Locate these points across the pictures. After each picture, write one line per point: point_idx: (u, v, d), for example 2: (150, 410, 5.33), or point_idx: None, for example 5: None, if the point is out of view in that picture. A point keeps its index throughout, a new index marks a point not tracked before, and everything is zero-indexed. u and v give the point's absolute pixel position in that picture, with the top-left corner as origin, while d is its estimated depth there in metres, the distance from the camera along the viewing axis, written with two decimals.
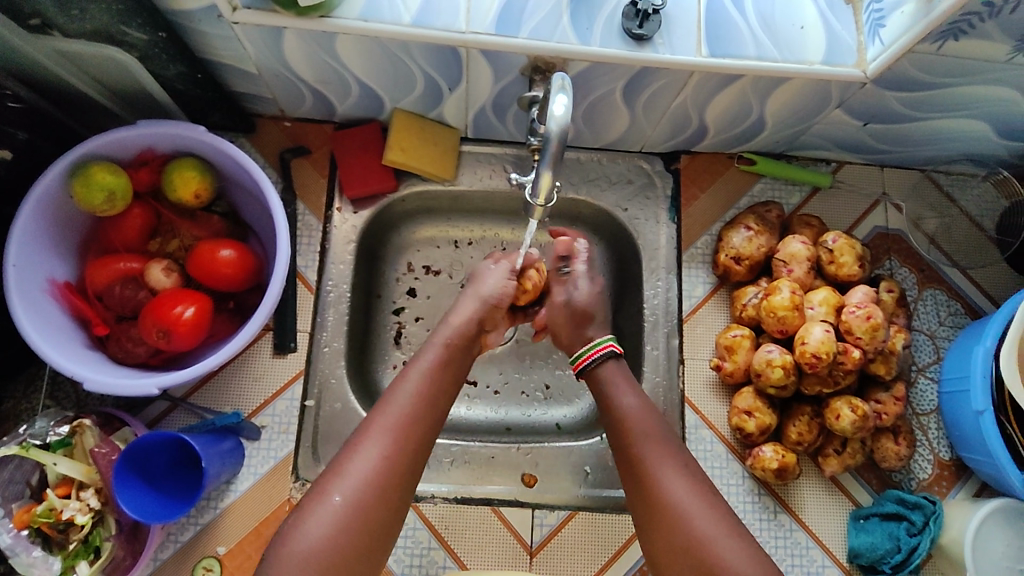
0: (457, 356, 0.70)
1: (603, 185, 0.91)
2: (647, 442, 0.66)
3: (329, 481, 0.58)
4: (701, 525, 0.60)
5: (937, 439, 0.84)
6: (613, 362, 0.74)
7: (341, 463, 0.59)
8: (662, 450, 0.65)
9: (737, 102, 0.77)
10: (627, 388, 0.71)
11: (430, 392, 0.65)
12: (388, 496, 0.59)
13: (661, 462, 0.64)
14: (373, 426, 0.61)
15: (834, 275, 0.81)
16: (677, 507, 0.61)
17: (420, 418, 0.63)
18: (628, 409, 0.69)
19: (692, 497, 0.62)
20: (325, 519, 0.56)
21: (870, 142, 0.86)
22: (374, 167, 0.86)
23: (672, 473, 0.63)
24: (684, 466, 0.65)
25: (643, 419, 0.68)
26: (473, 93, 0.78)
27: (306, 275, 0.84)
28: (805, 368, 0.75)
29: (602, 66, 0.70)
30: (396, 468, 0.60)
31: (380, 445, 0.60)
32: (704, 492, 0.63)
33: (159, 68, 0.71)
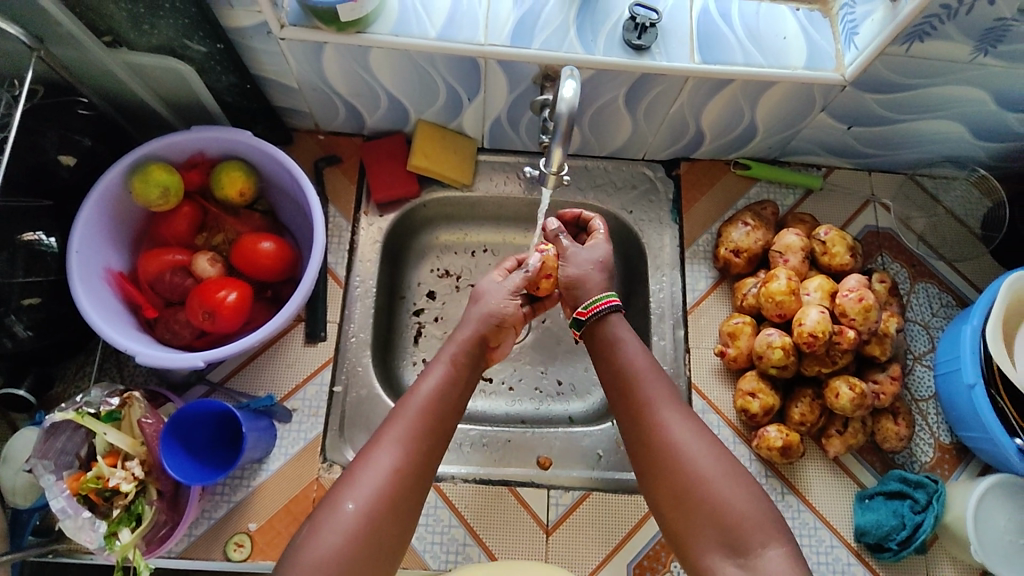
0: (464, 373, 0.74)
1: (610, 190, 0.98)
2: (649, 388, 0.71)
3: (341, 492, 0.62)
4: (702, 466, 0.65)
5: (937, 422, 0.87)
6: (618, 316, 0.78)
7: (352, 475, 0.62)
8: (663, 395, 0.70)
9: (730, 106, 0.85)
10: (632, 338, 0.76)
11: (436, 407, 0.68)
12: (396, 508, 0.62)
13: (663, 407, 0.69)
14: (384, 440, 0.65)
15: (828, 265, 0.87)
16: (680, 451, 0.66)
17: (428, 430, 0.67)
18: (632, 357, 0.74)
19: (693, 440, 0.67)
20: (338, 528, 0.59)
21: (855, 146, 0.93)
22: (399, 173, 0.93)
23: (674, 418, 0.68)
24: (686, 411, 0.69)
25: (645, 367, 0.73)
26: (490, 102, 0.86)
27: (336, 271, 0.91)
28: (804, 348, 0.80)
29: (606, 73, 0.79)
30: (403, 479, 0.63)
31: (389, 459, 0.63)
32: (705, 435, 0.67)
33: (213, 80, 0.80)
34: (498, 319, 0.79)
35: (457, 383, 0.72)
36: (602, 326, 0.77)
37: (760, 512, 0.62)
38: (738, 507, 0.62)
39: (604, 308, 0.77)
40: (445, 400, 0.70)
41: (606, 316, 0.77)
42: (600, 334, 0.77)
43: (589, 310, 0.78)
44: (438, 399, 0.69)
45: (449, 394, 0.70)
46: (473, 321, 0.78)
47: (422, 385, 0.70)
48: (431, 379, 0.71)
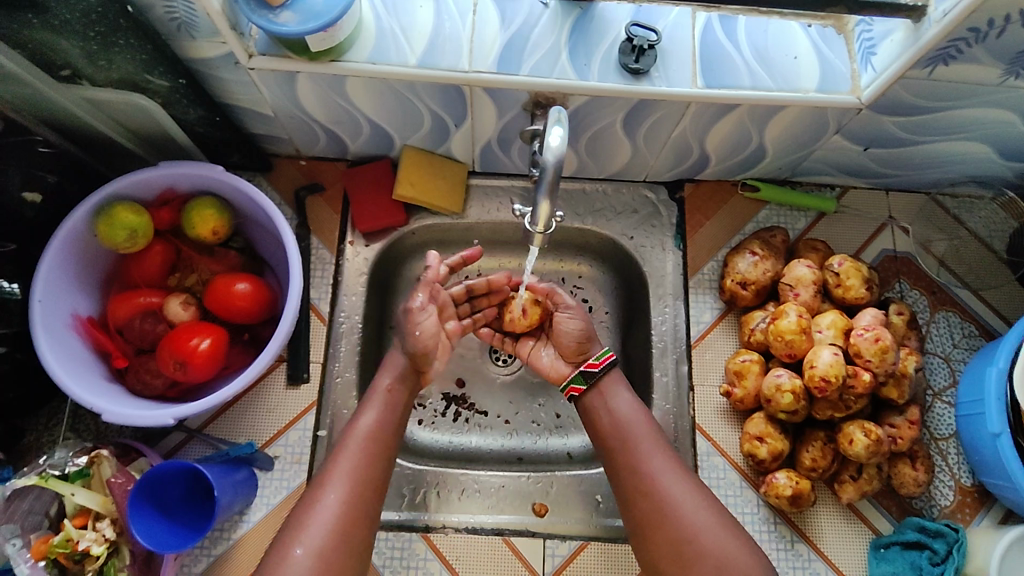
0: (401, 400, 0.75)
1: (609, 215, 0.92)
2: (644, 443, 0.71)
3: (290, 537, 0.62)
4: (699, 524, 0.66)
5: (957, 463, 0.82)
6: (620, 371, 0.79)
7: (299, 518, 0.64)
8: (659, 448, 0.71)
9: (736, 130, 0.79)
10: (625, 390, 0.76)
11: (377, 441, 0.70)
12: (350, 546, 0.64)
13: (659, 463, 0.70)
14: (329, 480, 0.66)
15: (841, 298, 0.81)
16: (675, 505, 0.67)
17: (372, 462, 0.68)
18: (623, 409, 0.74)
19: (691, 498, 0.67)
20: (296, 575, 0.60)
21: (872, 166, 0.87)
22: (385, 201, 0.88)
23: (670, 474, 0.69)
24: (681, 467, 0.70)
25: (640, 421, 0.73)
26: (478, 128, 0.81)
27: (320, 307, 0.86)
28: (815, 392, 0.75)
29: (601, 100, 0.73)
30: (353, 514, 0.65)
31: (339, 494, 0.65)
32: (703, 494, 0.68)
33: (181, 112, 0.75)
34: (416, 350, 0.77)
35: (398, 416, 0.74)
36: (598, 381, 0.77)
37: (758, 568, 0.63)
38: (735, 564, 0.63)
39: (610, 363, 0.78)
40: (387, 432, 0.71)
41: (612, 370, 0.78)
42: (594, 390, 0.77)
43: (602, 361, 0.78)
44: (380, 436, 0.70)
45: (389, 425, 0.72)
46: (394, 354, 0.78)
47: (359, 416, 0.71)
48: (369, 413, 0.72)
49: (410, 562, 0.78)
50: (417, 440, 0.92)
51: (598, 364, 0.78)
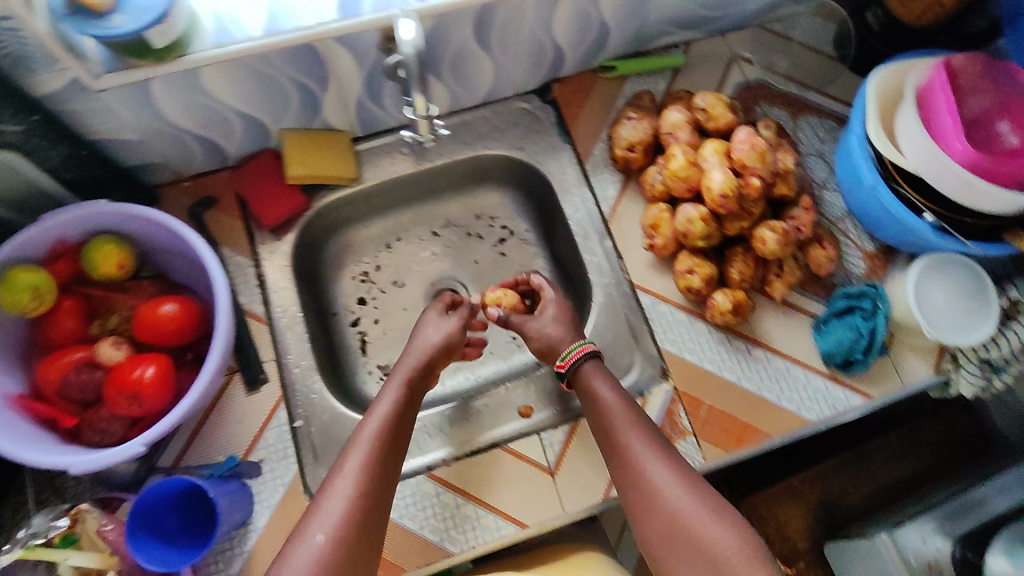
0: (413, 402, 0.74)
1: (495, 135, 0.97)
2: (629, 433, 0.69)
3: (309, 526, 0.60)
4: (678, 504, 0.62)
5: (858, 235, 0.91)
6: (593, 366, 0.77)
7: (316, 507, 0.61)
8: (639, 437, 0.69)
9: (575, 11, 0.85)
10: (609, 392, 0.74)
11: (388, 437, 0.69)
12: (363, 532, 0.61)
13: (644, 458, 0.67)
14: (347, 466, 0.65)
15: (715, 130, 0.88)
16: (655, 491, 0.64)
17: (385, 454, 0.67)
18: (606, 403, 0.73)
19: (670, 479, 0.64)
20: (309, 561, 0.57)
21: (702, 13, 0.95)
22: (279, 189, 0.89)
23: (650, 457, 0.67)
24: (668, 457, 0.67)
25: (623, 412, 0.72)
26: (344, 85, 0.83)
27: (253, 309, 0.85)
28: (720, 212, 0.82)
29: (445, 16, 0.77)
30: (369, 499, 0.63)
31: (347, 490, 0.62)
32: (692, 487, 0.64)
33: (44, 159, 0.71)
34: (442, 345, 0.81)
35: (401, 418, 0.72)
36: (579, 379, 0.77)
37: (744, 544, 0.58)
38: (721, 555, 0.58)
39: (578, 356, 0.78)
40: (392, 439, 0.69)
41: (581, 366, 0.77)
42: (581, 386, 0.77)
43: (568, 362, 0.78)
44: (392, 425, 0.70)
45: (399, 419, 0.71)
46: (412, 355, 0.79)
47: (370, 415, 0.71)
48: (383, 406, 0.72)
49: (424, 504, 0.78)
50: None
51: (563, 366, 0.78)
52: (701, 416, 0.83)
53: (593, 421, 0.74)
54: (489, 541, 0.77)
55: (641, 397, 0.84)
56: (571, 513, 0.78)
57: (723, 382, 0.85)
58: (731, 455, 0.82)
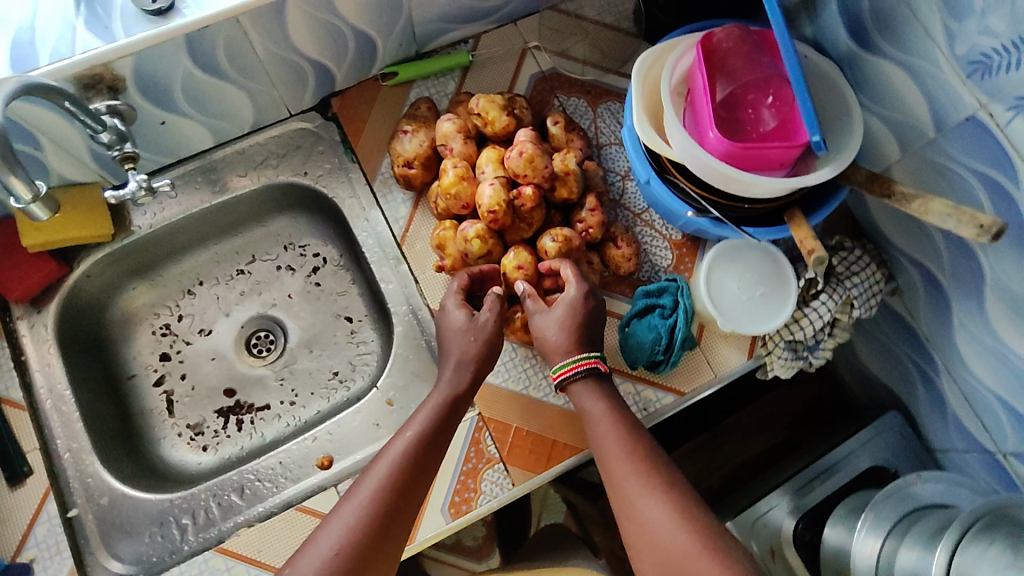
0: (452, 421, 0.72)
1: (274, 162, 0.91)
2: (618, 463, 0.66)
3: (319, 531, 0.62)
4: (675, 546, 0.59)
5: (664, 225, 0.87)
6: (585, 382, 0.73)
7: (329, 516, 0.63)
8: (630, 469, 0.65)
9: (315, 25, 0.77)
10: (603, 406, 0.71)
11: (415, 458, 0.67)
12: (374, 544, 0.61)
13: (634, 485, 0.64)
14: (364, 480, 0.65)
15: (494, 135, 0.82)
16: (652, 532, 0.61)
17: (411, 466, 0.66)
18: (596, 431, 0.70)
19: (668, 519, 0.61)
20: (315, 561, 0.59)
21: (476, 5, 0.88)
22: (25, 259, 0.80)
23: (642, 492, 0.63)
24: (659, 483, 0.64)
25: (613, 436, 0.68)
26: (64, 139, 0.75)
27: (11, 395, 0.78)
28: (495, 227, 0.77)
29: (149, 53, 0.69)
30: (381, 512, 0.63)
31: (359, 502, 0.63)
32: (682, 517, 0.61)
33: None
34: (466, 353, 0.74)
35: (437, 432, 0.70)
36: (573, 394, 0.73)
37: None
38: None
39: (577, 371, 0.72)
40: (425, 453, 0.68)
41: (580, 376, 0.72)
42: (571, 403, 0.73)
43: (565, 374, 0.72)
44: (427, 440, 0.69)
45: (440, 429, 0.70)
46: (461, 371, 0.73)
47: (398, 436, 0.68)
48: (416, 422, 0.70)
49: None
50: (203, 468, 0.88)
51: (558, 377, 0.73)
52: (508, 441, 0.79)
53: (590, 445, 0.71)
54: None
55: None
56: None
57: (530, 400, 0.81)
58: (541, 479, 0.78)
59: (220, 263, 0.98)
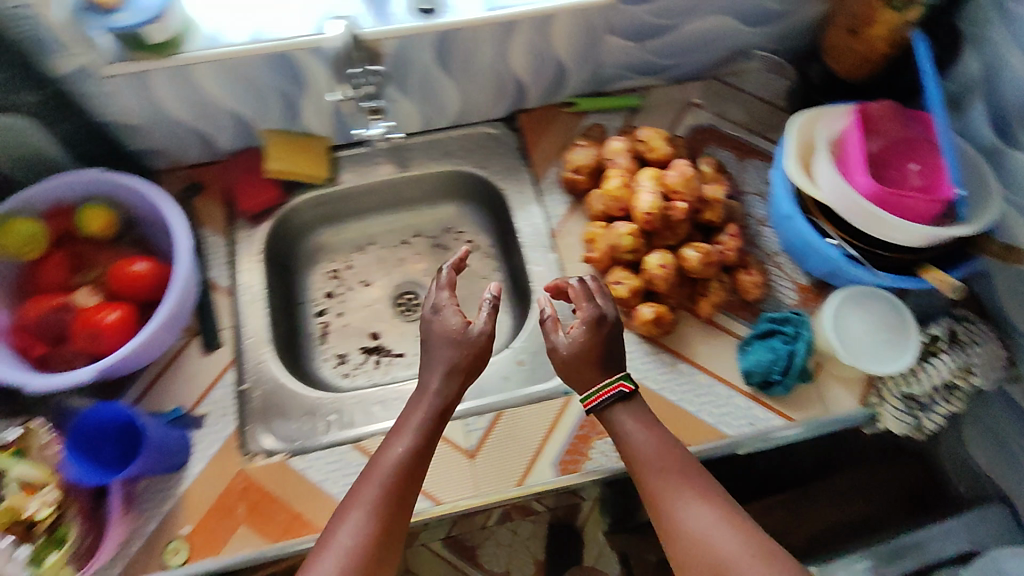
0: (435, 425, 0.77)
1: (461, 154, 1.08)
2: (663, 481, 0.73)
3: (337, 524, 0.69)
4: (726, 550, 0.68)
5: (791, 268, 0.95)
6: (625, 404, 0.79)
7: (343, 511, 0.70)
8: (678, 484, 0.73)
9: (532, 48, 0.95)
10: (636, 428, 0.78)
11: (411, 464, 0.73)
12: (387, 535, 0.69)
13: (677, 500, 0.72)
14: (366, 486, 0.71)
15: (652, 160, 0.95)
16: (701, 537, 0.69)
17: (393, 483, 0.71)
18: (639, 447, 0.76)
19: (716, 526, 0.70)
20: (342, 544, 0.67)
21: (657, 60, 1.05)
22: (259, 181, 0.99)
23: (687, 506, 0.71)
24: (701, 494, 0.72)
25: (659, 454, 0.75)
26: (322, 94, 0.94)
27: (219, 282, 0.95)
28: (648, 229, 0.89)
29: (409, 40, 0.88)
30: (388, 512, 0.70)
31: (376, 496, 0.70)
32: (729, 521, 0.70)
33: (57, 129, 0.84)
34: (457, 362, 0.79)
35: (427, 440, 0.76)
36: (606, 415, 0.79)
37: None
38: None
39: (609, 396, 0.78)
40: (411, 461, 0.73)
41: (614, 402, 0.79)
42: (607, 423, 0.80)
43: (591, 403, 0.79)
44: (416, 451, 0.74)
45: (427, 438, 0.75)
46: (453, 377, 0.79)
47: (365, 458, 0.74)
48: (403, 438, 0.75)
49: (346, 471, 0.84)
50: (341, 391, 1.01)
51: (589, 405, 0.80)
52: None
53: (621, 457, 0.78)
54: None
55: (565, 396, 0.89)
56: (481, 496, 0.83)
57: (647, 389, 0.89)
58: None
59: (391, 229, 1.14)
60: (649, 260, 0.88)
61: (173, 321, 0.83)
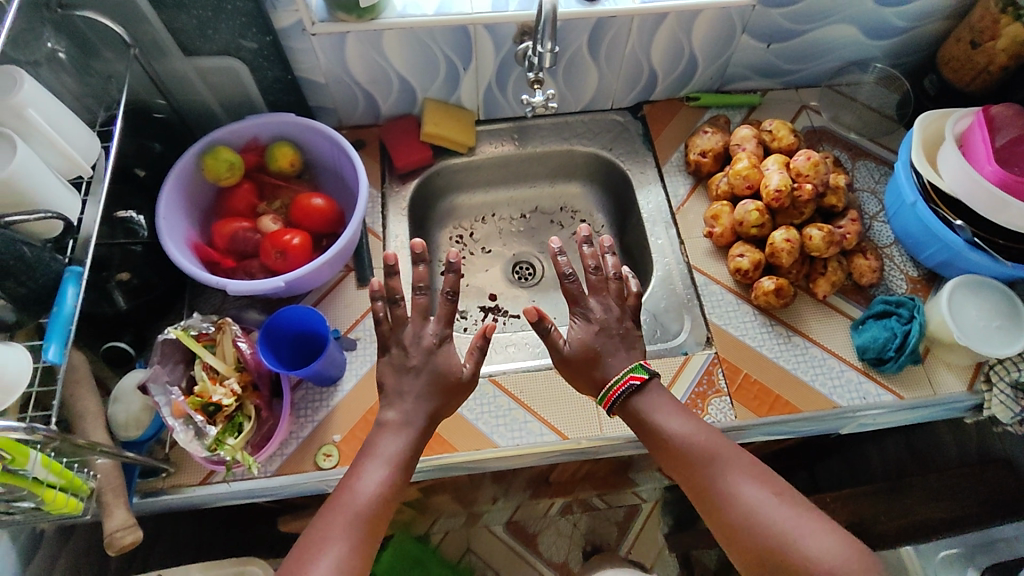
0: (413, 445, 0.77)
1: (589, 136, 1.18)
2: (711, 464, 0.74)
3: (327, 524, 0.69)
4: (781, 526, 0.69)
5: (903, 261, 1.01)
6: (642, 399, 0.80)
7: (324, 517, 0.70)
8: (724, 465, 0.74)
9: (672, 40, 1.05)
10: (673, 420, 0.78)
11: (395, 480, 0.73)
12: (370, 538, 0.70)
13: (723, 481, 0.73)
14: (340, 502, 0.71)
15: (778, 148, 1.04)
16: (755, 512, 0.70)
17: (337, 505, 0.71)
18: (682, 436, 0.77)
19: (767, 500, 0.71)
20: (335, 540, 0.68)
21: (778, 63, 1.14)
22: (414, 143, 1.10)
23: (736, 483, 0.73)
24: (753, 471, 0.74)
25: (705, 440, 0.76)
26: (481, 67, 1.05)
27: (374, 228, 1.05)
28: (774, 206, 0.96)
29: (570, 23, 0.99)
30: (355, 530, 0.69)
31: (332, 514, 0.70)
32: (779, 497, 0.71)
33: (261, 75, 0.96)
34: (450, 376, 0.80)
35: (404, 462, 0.75)
36: (629, 409, 0.80)
37: (840, 547, 0.67)
38: (822, 561, 0.66)
39: (623, 390, 0.80)
40: (389, 481, 0.73)
41: (629, 399, 0.80)
42: (634, 418, 0.80)
43: (613, 396, 0.80)
44: (347, 480, 0.73)
45: (408, 458, 0.76)
46: (427, 398, 0.79)
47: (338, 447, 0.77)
48: (394, 443, 0.76)
49: (483, 400, 0.91)
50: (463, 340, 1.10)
51: (607, 404, 0.81)
52: (738, 381, 0.92)
53: (655, 448, 0.79)
54: (532, 442, 0.88)
55: (685, 355, 0.95)
56: (607, 435, 0.89)
57: (763, 356, 0.94)
58: (764, 420, 0.90)
59: (512, 203, 1.24)
60: (778, 237, 0.95)
61: (338, 257, 0.90)
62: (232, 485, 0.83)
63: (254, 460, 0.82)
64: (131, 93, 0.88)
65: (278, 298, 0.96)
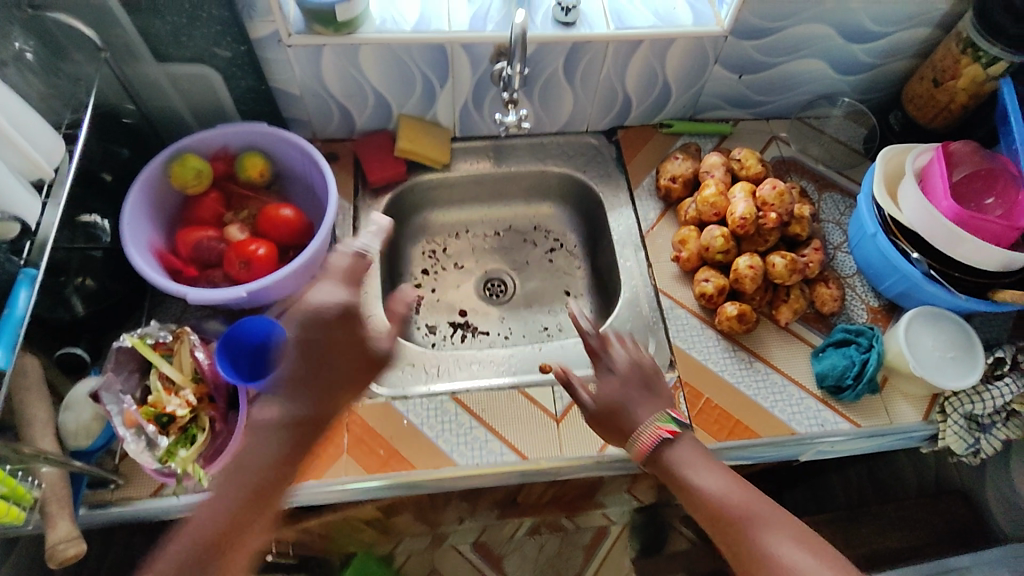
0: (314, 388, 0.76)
1: (564, 158, 1.19)
2: (752, 522, 0.70)
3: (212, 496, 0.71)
4: None
5: (864, 290, 1.02)
6: (675, 448, 0.77)
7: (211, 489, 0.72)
8: (765, 524, 0.69)
9: (646, 67, 1.07)
10: (707, 473, 0.75)
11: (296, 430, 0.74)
12: (249, 501, 0.70)
13: (764, 540, 0.68)
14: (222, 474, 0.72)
15: (746, 177, 1.06)
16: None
17: (241, 464, 0.72)
18: (718, 492, 0.73)
19: (812, 563, 0.66)
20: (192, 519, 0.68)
21: (750, 94, 1.16)
22: (388, 158, 1.10)
23: (777, 543, 0.68)
24: (796, 533, 0.69)
25: (743, 497, 0.72)
26: (457, 86, 1.06)
27: (343, 240, 1.05)
28: (739, 234, 0.98)
29: (545, 47, 1.00)
30: (243, 488, 0.70)
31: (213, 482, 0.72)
32: (827, 560, 0.66)
33: (234, 84, 0.96)
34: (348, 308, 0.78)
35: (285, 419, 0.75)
36: (659, 462, 0.77)
37: None
38: None
39: (656, 437, 0.77)
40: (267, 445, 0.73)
41: (660, 449, 0.77)
42: (666, 470, 0.77)
43: (644, 443, 0.77)
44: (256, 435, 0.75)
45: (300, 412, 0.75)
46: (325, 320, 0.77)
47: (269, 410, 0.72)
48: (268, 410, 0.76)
49: (444, 417, 0.90)
50: None
51: (638, 455, 0.78)
52: (699, 405, 0.93)
53: (691, 506, 0.75)
54: (491, 462, 0.87)
55: None
56: (567, 456, 0.88)
57: (725, 381, 0.95)
58: (723, 445, 0.90)
59: (486, 221, 1.25)
60: (742, 264, 0.96)
61: (307, 267, 0.91)
62: (182, 498, 0.81)
63: (205, 474, 0.80)
64: (98, 97, 0.87)
65: (241, 309, 0.95)
